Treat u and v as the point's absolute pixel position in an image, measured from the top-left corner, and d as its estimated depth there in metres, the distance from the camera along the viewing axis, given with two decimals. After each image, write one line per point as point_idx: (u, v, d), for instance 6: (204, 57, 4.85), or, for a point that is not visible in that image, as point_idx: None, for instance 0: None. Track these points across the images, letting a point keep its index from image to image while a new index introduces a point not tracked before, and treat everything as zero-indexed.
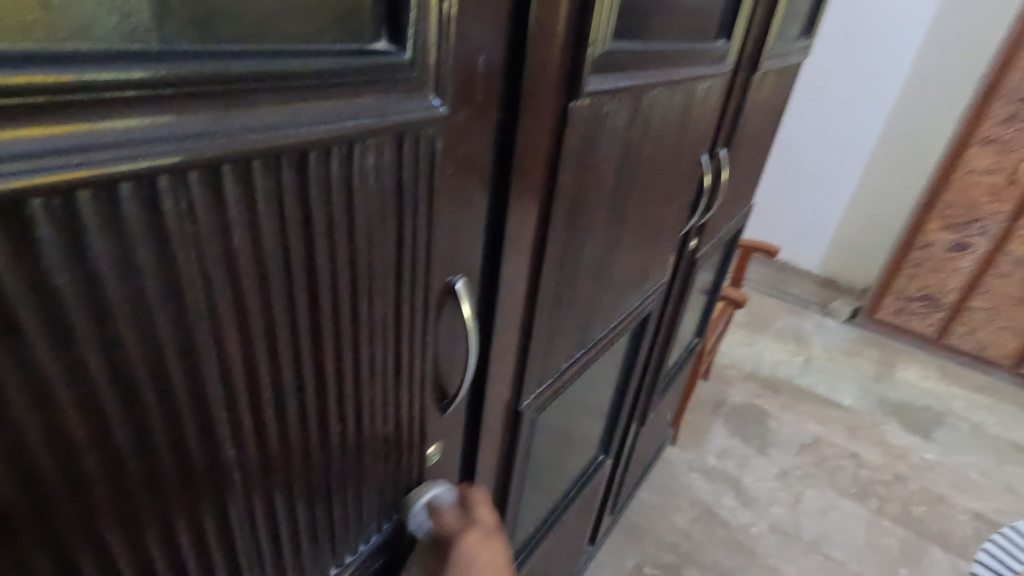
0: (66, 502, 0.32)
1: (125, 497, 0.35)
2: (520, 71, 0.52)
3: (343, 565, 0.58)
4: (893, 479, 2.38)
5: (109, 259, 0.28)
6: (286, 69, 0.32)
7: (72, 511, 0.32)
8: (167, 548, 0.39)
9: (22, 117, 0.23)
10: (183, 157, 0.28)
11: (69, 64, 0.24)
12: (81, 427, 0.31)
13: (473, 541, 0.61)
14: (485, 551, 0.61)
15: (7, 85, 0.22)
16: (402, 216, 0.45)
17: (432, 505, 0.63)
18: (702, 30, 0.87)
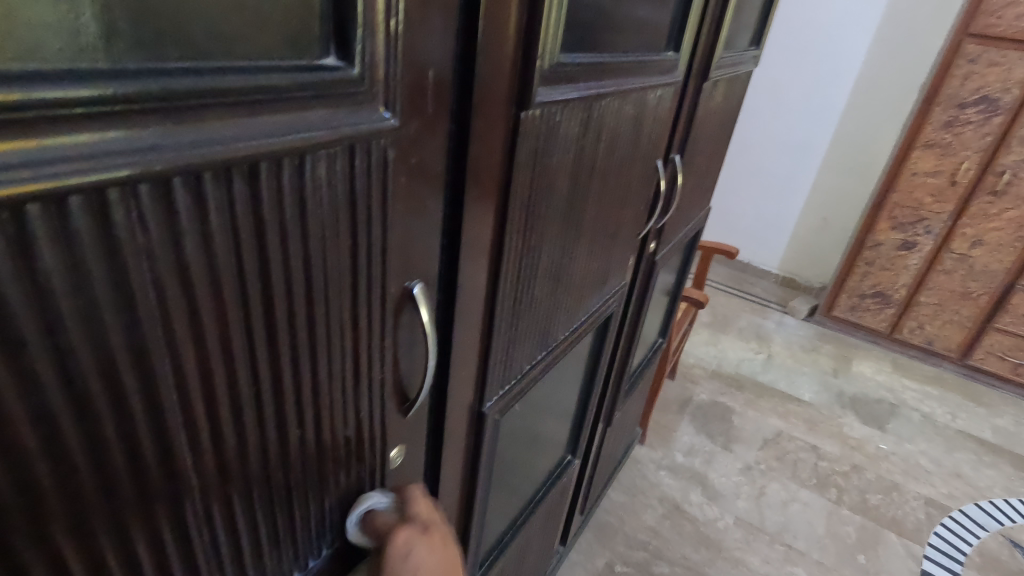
0: (17, 513, 0.32)
1: (77, 506, 0.35)
2: (471, 84, 0.54)
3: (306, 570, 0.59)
4: (850, 470, 2.47)
5: (57, 269, 0.29)
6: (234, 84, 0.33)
7: (20, 523, 0.32)
8: (123, 557, 0.39)
9: None
10: (133, 171, 0.29)
11: (15, 85, 0.25)
12: (31, 437, 0.31)
13: (406, 538, 0.58)
14: (424, 545, 0.59)
15: None
16: (355, 223, 0.46)
17: (365, 515, 0.60)
18: (651, 42, 0.90)
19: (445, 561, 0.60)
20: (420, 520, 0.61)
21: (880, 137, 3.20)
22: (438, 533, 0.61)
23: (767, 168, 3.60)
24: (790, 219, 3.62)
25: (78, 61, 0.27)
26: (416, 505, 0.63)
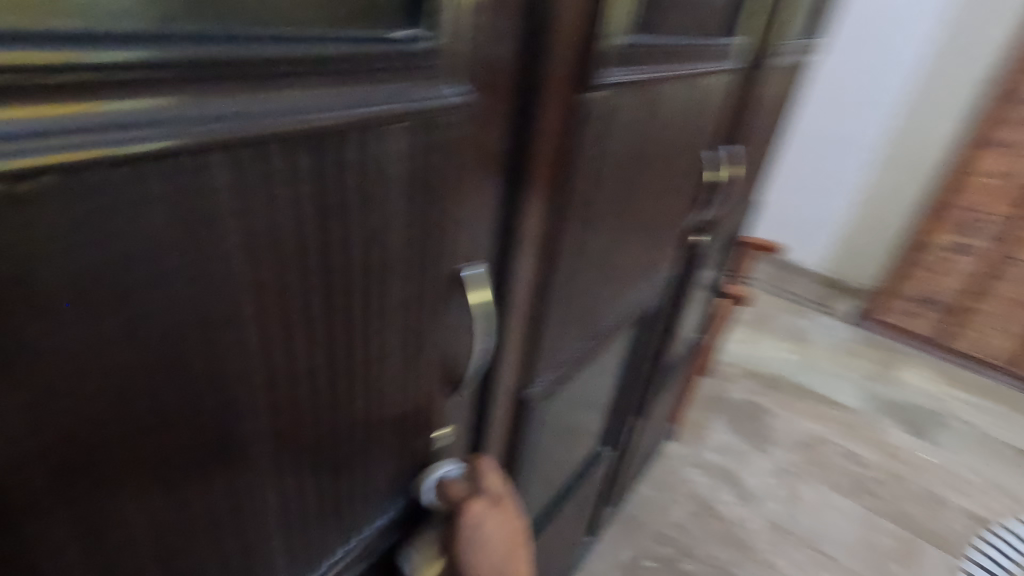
0: (88, 476, 0.33)
1: (144, 472, 0.36)
2: (534, 63, 0.53)
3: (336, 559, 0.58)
4: (888, 477, 2.40)
5: (137, 234, 0.30)
6: (306, 53, 0.34)
7: (90, 486, 0.33)
8: (184, 527, 0.40)
9: (66, 95, 0.25)
10: (210, 138, 0.30)
11: (107, 45, 0.26)
12: (104, 400, 0.32)
13: (477, 512, 0.67)
14: (491, 518, 0.68)
15: (52, 64, 0.24)
16: (416, 201, 0.46)
17: (441, 482, 0.66)
18: (711, 25, 0.87)
19: (504, 528, 0.70)
20: (489, 493, 0.69)
21: (937, 135, 2.98)
22: (502, 505, 0.70)
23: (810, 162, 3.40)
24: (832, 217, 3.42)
25: (160, 26, 0.28)
26: (486, 478, 0.69)
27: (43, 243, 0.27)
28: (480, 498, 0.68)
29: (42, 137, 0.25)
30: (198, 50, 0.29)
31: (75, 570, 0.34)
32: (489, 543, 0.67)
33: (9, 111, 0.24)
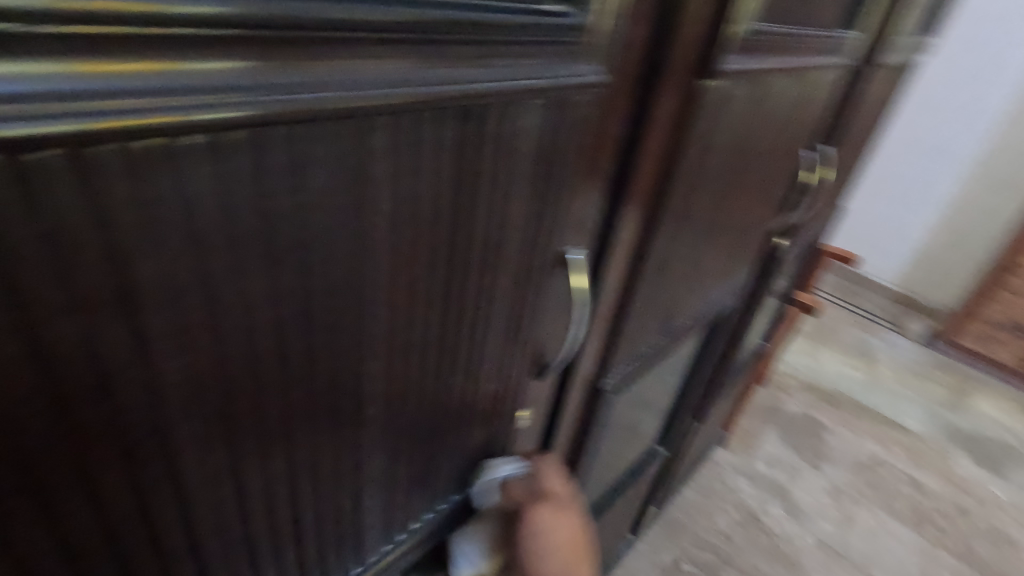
0: (224, 397, 0.36)
1: (273, 400, 0.40)
2: (664, 47, 0.52)
3: (411, 529, 0.63)
4: (955, 512, 2.15)
5: (299, 184, 0.33)
6: (466, 24, 0.35)
7: (225, 406, 0.37)
8: (302, 453, 0.44)
9: (260, 49, 0.28)
10: (374, 100, 0.33)
11: (303, 8, 0.28)
12: (249, 332, 0.35)
13: (536, 516, 0.70)
14: (550, 520, 0.70)
15: (254, 23, 0.27)
16: (536, 177, 0.47)
17: (497, 482, 0.67)
18: (830, 17, 0.82)
19: (563, 529, 0.72)
20: (548, 494, 0.71)
21: None
22: (562, 505, 0.72)
23: (919, 157, 2.84)
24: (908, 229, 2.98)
25: None
26: (543, 480, 0.70)
27: (215, 188, 0.29)
28: (538, 501, 0.70)
29: (234, 92, 0.27)
30: (375, 16, 0.31)
31: (200, 484, 0.38)
32: (552, 542, 0.71)
33: (212, 63, 0.26)
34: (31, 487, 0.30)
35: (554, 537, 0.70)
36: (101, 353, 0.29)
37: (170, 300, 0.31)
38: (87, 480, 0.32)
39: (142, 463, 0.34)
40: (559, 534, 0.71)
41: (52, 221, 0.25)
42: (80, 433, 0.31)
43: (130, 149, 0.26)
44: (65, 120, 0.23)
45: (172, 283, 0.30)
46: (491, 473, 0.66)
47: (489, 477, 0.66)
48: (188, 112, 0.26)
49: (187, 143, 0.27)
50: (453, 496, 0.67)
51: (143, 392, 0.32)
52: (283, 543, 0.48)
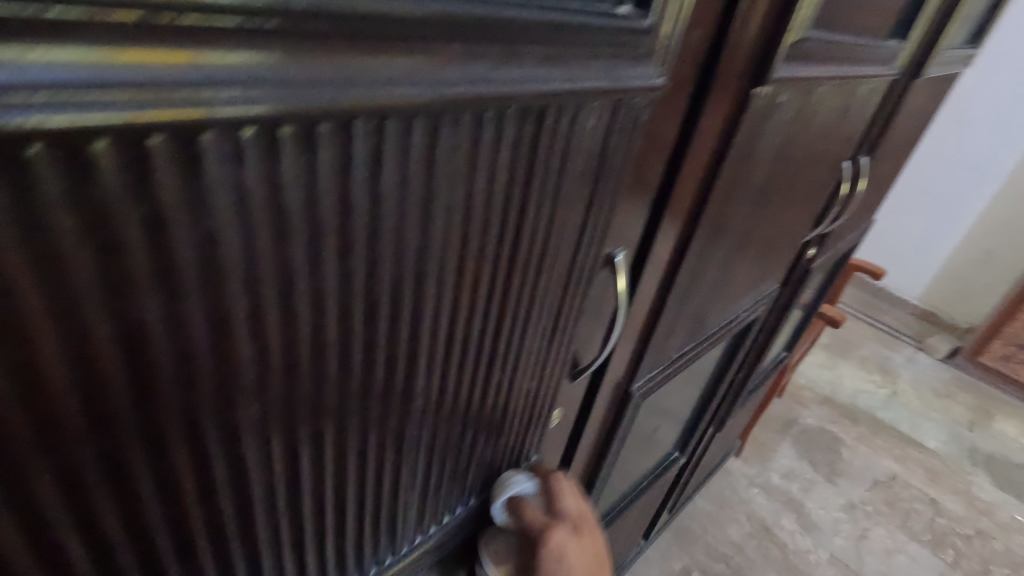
0: (263, 420, 0.33)
1: (327, 421, 0.36)
2: (723, 52, 0.51)
3: (425, 538, 0.56)
4: (974, 534, 2.02)
5: (373, 188, 0.29)
6: (561, 22, 0.32)
7: (267, 430, 0.33)
8: (352, 470, 0.41)
9: (352, 42, 0.25)
10: (465, 100, 0.30)
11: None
12: (309, 347, 0.32)
13: (560, 542, 0.56)
14: (574, 548, 0.57)
15: (349, 13, 0.24)
16: (599, 179, 0.45)
17: (514, 501, 0.58)
18: (883, 26, 0.80)
19: (588, 564, 0.58)
20: (570, 516, 0.59)
21: None
22: (586, 532, 0.60)
23: (951, 171, 2.64)
24: (936, 247, 2.77)
25: None
26: (564, 499, 0.60)
27: (277, 193, 0.26)
28: (562, 523, 0.57)
29: (316, 87, 0.24)
30: (477, 10, 0.28)
31: (236, 508, 0.35)
32: (573, 575, 0.56)
33: (295, 57, 0.23)
34: (110, 489, 0.28)
35: (575, 568, 0.56)
36: (187, 358, 0.27)
37: (206, 320, 0.27)
38: (163, 484, 0.30)
39: (215, 469, 0.32)
40: (581, 563, 0.57)
41: (152, 216, 0.23)
42: (162, 438, 0.29)
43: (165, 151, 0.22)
44: (172, 105, 0.21)
45: (214, 300, 0.27)
46: (507, 486, 0.59)
47: (505, 490, 0.59)
48: (296, 105, 0.24)
49: (288, 135, 0.25)
50: (471, 499, 0.60)
51: (164, 423, 0.28)
52: (341, 553, 0.46)
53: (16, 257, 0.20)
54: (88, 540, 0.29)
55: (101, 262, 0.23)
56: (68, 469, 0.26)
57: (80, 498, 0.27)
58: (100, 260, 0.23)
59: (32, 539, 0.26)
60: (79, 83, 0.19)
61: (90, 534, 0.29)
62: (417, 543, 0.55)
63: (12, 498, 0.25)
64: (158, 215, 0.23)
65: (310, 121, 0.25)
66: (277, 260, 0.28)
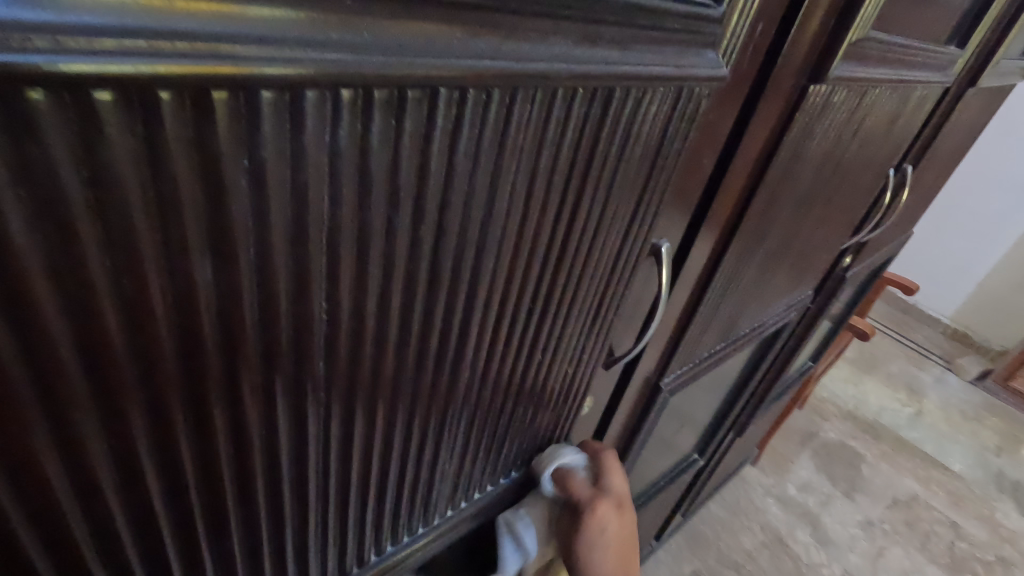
0: (313, 386, 0.33)
1: (380, 387, 0.37)
2: (783, 47, 0.51)
3: (470, 501, 0.57)
4: (996, 562, 1.94)
5: (447, 156, 0.30)
6: (636, 3, 0.32)
7: (321, 394, 0.33)
8: (398, 439, 0.42)
9: (438, 12, 0.25)
10: (541, 76, 0.30)
11: None
12: (373, 313, 0.33)
13: (603, 514, 0.58)
14: (614, 524, 0.59)
15: None
16: (655, 164, 0.45)
17: (563, 471, 0.59)
18: (942, 31, 0.78)
19: (624, 541, 0.61)
20: (614, 493, 0.61)
21: None
22: (627, 510, 0.62)
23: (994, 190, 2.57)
24: (973, 266, 2.70)
25: None
26: (610, 476, 0.61)
27: (358, 156, 0.26)
28: (606, 499, 0.59)
29: (399, 52, 0.24)
30: None
31: (287, 470, 0.36)
32: (608, 548, 0.59)
33: (376, 21, 0.23)
34: (189, 432, 0.29)
35: (611, 542, 0.59)
36: (269, 312, 0.28)
37: (264, 278, 0.27)
38: (234, 434, 0.31)
39: (265, 429, 0.32)
40: (617, 539, 0.60)
41: (257, 170, 0.24)
42: (239, 389, 0.29)
43: (235, 104, 0.21)
44: (285, 63, 0.21)
45: (275, 259, 0.27)
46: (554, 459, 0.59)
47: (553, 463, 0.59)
48: (391, 71, 0.24)
49: (381, 99, 0.25)
50: (514, 472, 0.62)
51: (211, 380, 0.28)
52: (379, 521, 0.47)
53: (139, 200, 0.21)
54: (165, 480, 0.30)
55: (208, 211, 0.23)
56: (148, 411, 0.27)
57: (163, 439, 0.28)
58: (208, 210, 0.23)
59: (118, 473, 0.28)
60: (155, 29, 0.18)
61: (167, 475, 0.30)
62: (448, 517, 0.55)
63: (97, 434, 0.26)
64: (260, 169, 0.24)
65: (398, 86, 0.25)
66: (353, 225, 0.28)
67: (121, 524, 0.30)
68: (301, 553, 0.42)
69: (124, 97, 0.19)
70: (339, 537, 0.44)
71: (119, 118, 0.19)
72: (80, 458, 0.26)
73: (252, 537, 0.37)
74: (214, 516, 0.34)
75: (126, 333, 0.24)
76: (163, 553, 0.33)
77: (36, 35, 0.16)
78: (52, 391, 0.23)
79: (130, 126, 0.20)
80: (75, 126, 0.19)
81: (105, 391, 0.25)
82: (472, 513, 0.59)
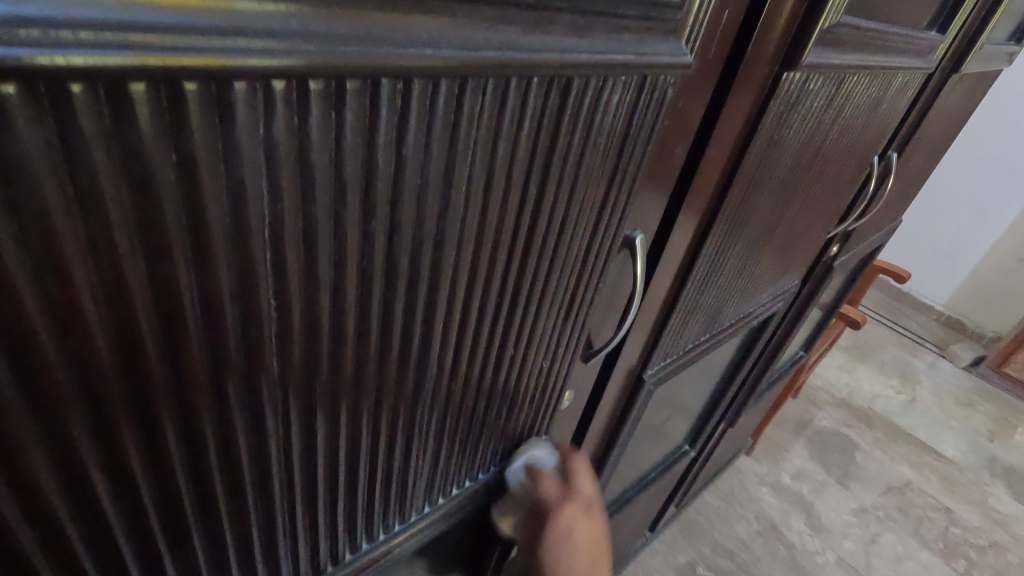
0: (265, 383, 0.32)
1: (338, 385, 0.36)
2: (755, 31, 0.50)
3: (449, 497, 0.57)
4: (989, 545, 1.95)
5: (392, 147, 0.29)
6: None
7: (275, 393, 0.33)
8: (364, 436, 0.41)
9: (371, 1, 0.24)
10: (489, 64, 0.29)
11: None
12: (326, 310, 0.32)
13: (570, 516, 0.59)
14: (582, 526, 0.60)
15: None
16: (622, 152, 0.44)
17: (530, 469, 0.60)
18: (923, 15, 0.78)
19: (595, 543, 0.61)
20: (581, 496, 0.62)
21: None
22: (594, 512, 0.62)
23: (985, 177, 2.56)
24: (965, 253, 2.70)
25: None
26: (578, 478, 0.63)
27: (297, 149, 0.26)
28: (572, 502, 0.60)
29: (328, 42, 0.23)
30: None
31: (247, 471, 0.35)
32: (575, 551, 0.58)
33: (305, 9, 0.23)
34: (137, 436, 0.28)
35: (578, 545, 0.59)
36: (213, 311, 0.27)
37: (203, 275, 0.26)
38: (186, 439, 0.30)
39: (214, 432, 0.31)
40: (585, 542, 0.59)
41: (186, 165, 0.23)
42: (187, 391, 0.29)
43: (158, 96, 0.21)
44: (204, 53, 0.21)
45: (212, 254, 0.26)
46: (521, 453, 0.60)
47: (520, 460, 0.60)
48: (326, 61, 0.24)
49: (318, 89, 0.25)
50: (471, 480, 0.59)
51: (155, 381, 0.27)
52: (351, 519, 0.46)
53: (58, 197, 0.21)
54: (114, 487, 0.29)
55: (135, 209, 0.23)
56: (93, 415, 0.26)
57: (107, 445, 0.28)
58: (135, 206, 0.22)
59: (63, 481, 0.27)
60: (51, 18, 0.18)
61: (116, 480, 0.29)
62: (427, 513, 0.55)
63: (34, 443, 0.25)
64: (190, 164, 0.23)
65: (332, 74, 0.24)
66: (295, 219, 0.28)
67: (72, 534, 0.29)
68: (270, 554, 0.41)
69: (29, 88, 0.18)
70: (311, 535, 0.43)
71: (29, 112, 0.19)
72: (18, 465, 0.25)
73: (217, 541, 0.37)
74: (173, 522, 0.33)
75: (56, 336, 0.23)
76: (120, 561, 0.32)
77: None
78: None
79: (40, 121, 0.19)
80: None
81: (39, 396, 0.24)
82: (431, 523, 0.56)
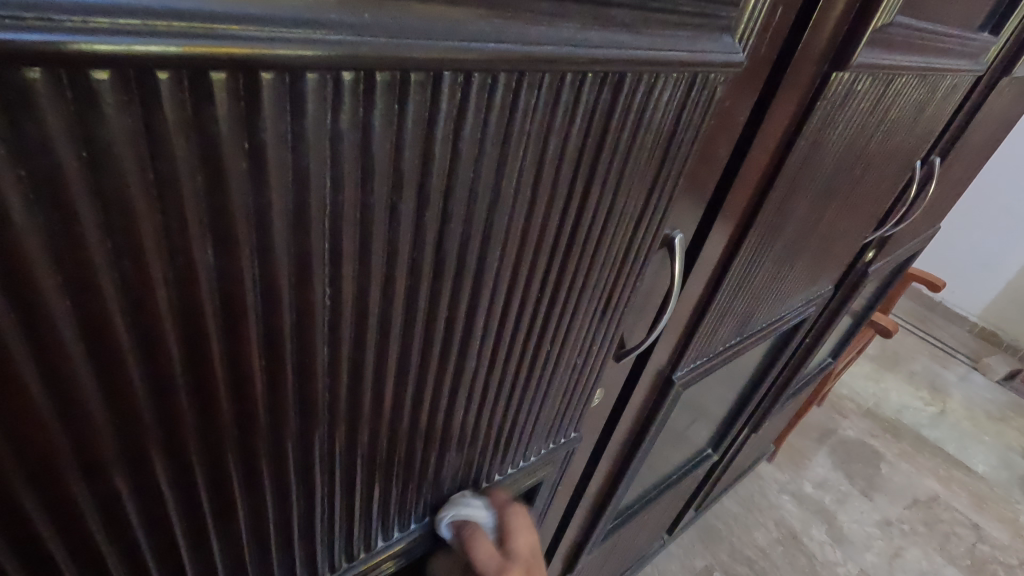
0: (316, 369, 0.33)
1: (382, 373, 0.37)
2: (806, 31, 0.50)
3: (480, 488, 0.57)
4: (1019, 565, 1.89)
5: (448, 140, 0.29)
6: None
7: (323, 379, 0.33)
8: (402, 425, 0.42)
9: None
10: (547, 60, 0.29)
11: None
12: (377, 299, 0.33)
13: None
14: None
15: None
16: (669, 149, 0.44)
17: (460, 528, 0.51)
18: (975, 17, 0.75)
19: None
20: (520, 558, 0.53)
21: None
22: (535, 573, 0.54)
23: None
24: (1003, 263, 2.62)
25: None
26: (516, 536, 0.53)
27: (360, 140, 0.26)
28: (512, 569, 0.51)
29: (396, 35, 0.24)
30: None
31: (293, 455, 0.36)
32: None
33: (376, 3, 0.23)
34: (194, 414, 0.29)
35: None
36: (271, 297, 0.28)
37: (264, 261, 0.27)
38: (238, 422, 0.31)
39: (264, 414, 0.32)
40: None
41: (257, 152, 0.23)
42: (244, 374, 0.30)
43: (236, 83, 0.21)
44: (282, 46, 0.21)
45: (276, 240, 0.26)
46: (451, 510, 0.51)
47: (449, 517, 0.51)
48: (394, 53, 0.24)
49: (384, 82, 0.25)
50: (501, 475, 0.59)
51: (214, 362, 0.28)
52: (386, 507, 0.47)
53: (139, 180, 0.21)
54: (170, 464, 0.30)
55: (207, 194, 0.23)
56: (154, 393, 0.27)
57: (168, 423, 0.28)
58: (207, 192, 0.23)
59: (123, 456, 0.28)
60: (144, 8, 0.18)
61: (173, 457, 0.30)
62: None
63: (100, 415, 0.26)
64: (260, 153, 0.24)
65: (398, 68, 0.25)
66: (354, 209, 0.28)
67: (130, 506, 0.30)
68: (308, 538, 0.42)
69: (121, 75, 0.19)
70: (346, 520, 0.44)
71: (118, 99, 0.19)
72: (85, 434, 0.26)
73: (259, 520, 0.38)
74: (221, 500, 0.34)
75: (127, 315, 0.24)
76: (171, 535, 0.33)
77: (31, 12, 0.17)
78: (54, 370, 0.23)
79: (128, 107, 0.20)
80: (72, 107, 0.19)
81: (109, 371, 0.25)
82: None
